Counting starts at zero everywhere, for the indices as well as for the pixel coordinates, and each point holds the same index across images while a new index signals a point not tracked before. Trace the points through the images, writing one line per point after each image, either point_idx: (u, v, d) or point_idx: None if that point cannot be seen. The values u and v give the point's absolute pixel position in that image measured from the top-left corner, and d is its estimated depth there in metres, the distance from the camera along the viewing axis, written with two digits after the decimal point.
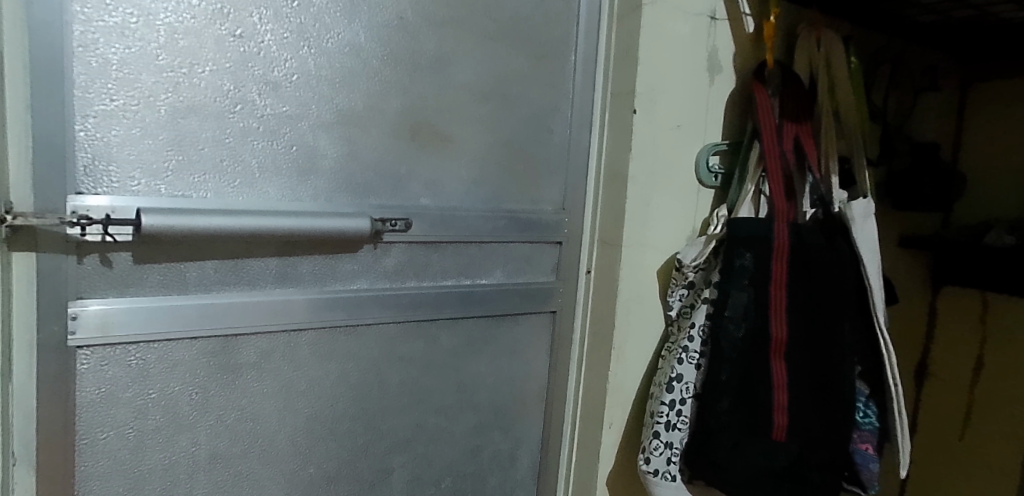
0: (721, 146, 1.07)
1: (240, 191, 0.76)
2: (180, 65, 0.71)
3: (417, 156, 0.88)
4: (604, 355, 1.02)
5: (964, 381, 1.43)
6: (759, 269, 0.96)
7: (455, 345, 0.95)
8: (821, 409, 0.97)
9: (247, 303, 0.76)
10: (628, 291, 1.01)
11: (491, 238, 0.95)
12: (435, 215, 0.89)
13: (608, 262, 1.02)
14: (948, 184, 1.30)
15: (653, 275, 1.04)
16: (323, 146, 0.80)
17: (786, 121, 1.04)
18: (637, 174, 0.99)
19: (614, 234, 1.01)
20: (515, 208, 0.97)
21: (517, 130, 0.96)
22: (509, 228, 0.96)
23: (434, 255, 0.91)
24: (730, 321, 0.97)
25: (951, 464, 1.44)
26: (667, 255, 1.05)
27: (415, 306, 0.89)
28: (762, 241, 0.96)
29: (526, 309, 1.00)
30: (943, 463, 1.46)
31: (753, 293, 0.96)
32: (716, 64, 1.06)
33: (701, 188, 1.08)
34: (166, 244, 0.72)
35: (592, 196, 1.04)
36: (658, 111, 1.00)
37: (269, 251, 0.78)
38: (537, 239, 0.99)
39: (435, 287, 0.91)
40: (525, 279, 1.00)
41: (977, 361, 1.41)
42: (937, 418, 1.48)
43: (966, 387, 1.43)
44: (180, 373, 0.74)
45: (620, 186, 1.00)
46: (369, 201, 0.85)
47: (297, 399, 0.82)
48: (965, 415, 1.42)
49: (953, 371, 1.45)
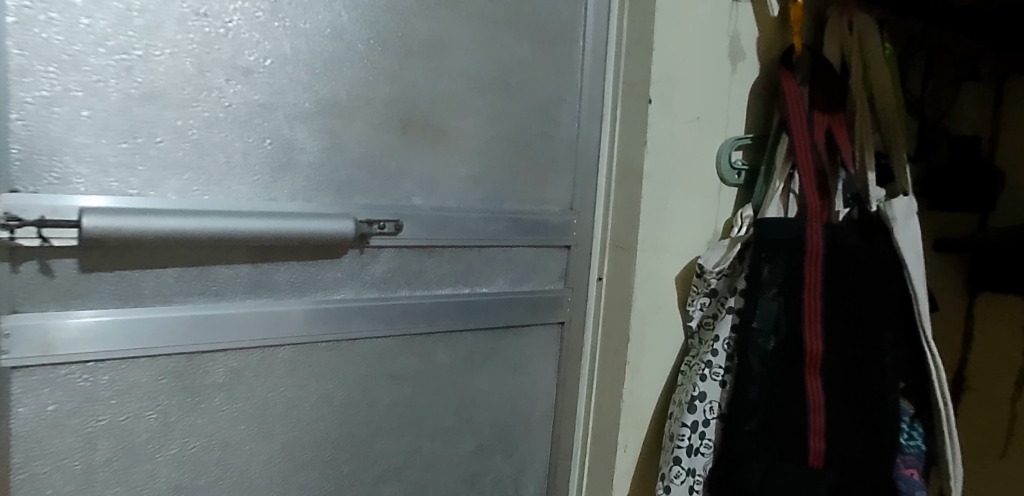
0: (745, 140, 0.97)
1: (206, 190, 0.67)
2: (135, 46, 0.63)
3: (409, 150, 0.79)
4: (618, 371, 0.93)
5: (1005, 395, 1.32)
6: (790, 275, 0.87)
7: (453, 361, 0.85)
8: (862, 432, 0.87)
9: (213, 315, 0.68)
10: (643, 300, 0.92)
11: (492, 242, 0.86)
12: (429, 217, 0.80)
13: (621, 268, 0.92)
14: (993, 181, 1.20)
15: (672, 281, 0.94)
16: (301, 140, 0.72)
17: (816, 111, 0.95)
18: (654, 170, 0.90)
19: (628, 237, 0.91)
20: (518, 208, 0.88)
21: (520, 124, 0.87)
22: (511, 231, 0.87)
23: (429, 262, 0.82)
24: (759, 334, 0.87)
25: (993, 486, 1.33)
26: (686, 260, 0.95)
27: (408, 319, 0.80)
28: (794, 244, 0.87)
29: (531, 320, 0.90)
30: (982, 485, 1.35)
31: (784, 303, 0.87)
32: (738, 51, 0.96)
33: (723, 186, 0.98)
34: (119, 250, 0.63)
35: (604, 195, 0.94)
36: (676, 100, 0.91)
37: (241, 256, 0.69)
38: (542, 243, 0.90)
39: (430, 296, 0.82)
40: (529, 287, 0.90)
41: (1020, 374, 1.30)
42: (975, 435, 1.37)
43: (1008, 402, 1.32)
44: (136, 396, 0.65)
45: (636, 183, 0.90)
46: (354, 202, 0.76)
47: (272, 424, 0.73)
48: (1008, 432, 1.31)
49: (993, 384, 1.34)
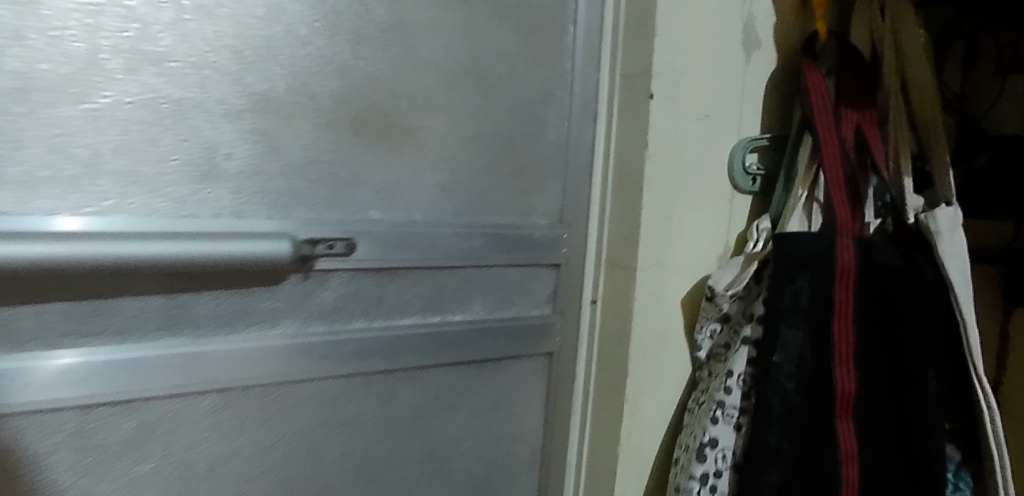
0: (762, 142, 0.84)
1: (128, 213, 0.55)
2: (6, 26, 0.50)
3: (364, 154, 0.66)
4: (615, 410, 0.80)
5: None
6: (817, 300, 0.74)
7: (420, 402, 0.73)
8: (902, 485, 0.74)
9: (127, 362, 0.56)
10: (644, 327, 0.79)
11: (466, 263, 0.73)
12: (389, 233, 0.67)
13: (619, 290, 0.79)
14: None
15: (678, 304, 0.82)
16: (227, 142, 0.59)
17: (844, 108, 0.82)
18: (657, 177, 0.77)
19: (626, 255, 0.78)
20: (498, 222, 0.75)
21: (499, 123, 0.74)
22: (489, 249, 0.74)
23: (389, 286, 0.69)
24: (780, 370, 0.74)
25: None
26: (693, 280, 0.83)
27: (364, 356, 0.68)
28: (821, 263, 0.74)
29: (513, 352, 0.78)
30: None
31: (808, 333, 0.74)
32: (753, 38, 0.83)
33: (737, 194, 0.85)
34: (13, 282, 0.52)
35: (598, 205, 0.81)
36: (682, 95, 0.78)
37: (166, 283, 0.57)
38: (527, 262, 0.77)
39: (393, 328, 0.69)
40: (511, 313, 0.78)
41: None
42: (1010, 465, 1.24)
43: None
44: (14, 462, 0.52)
45: (636, 191, 0.77)
46: (296, 217, 0.63)
47: (194, 487, 0.60)
48: None
49: None
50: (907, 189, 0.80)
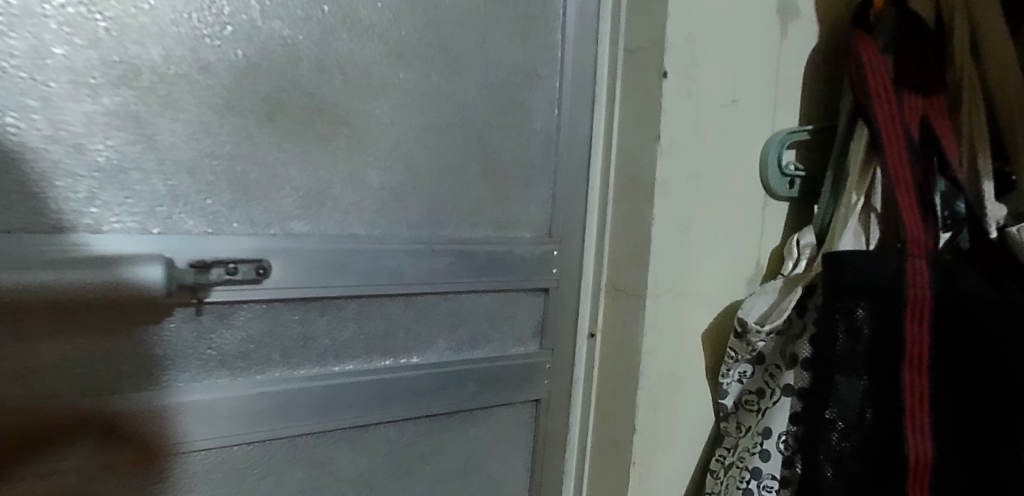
0: (803, 134, 0.67)
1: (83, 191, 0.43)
2: None
3: (281, 147, 0.49)
4: (619, 478, 0.62)
5: None
6: (878, 339, 0.57)
7: (364, 469, 0.56)
8: None
9: (21, 404, 0.43)
10: (655, 372, 0.62)
11: (423, 291, 0.56)
12: (318, 253, 0.50)
13: (624, 324, 0.62)
14: None
15: (699, 341, 0.65)
16: (78, 127, 0.42)
17: (906, 91, 0.64)
18: (671, 179, 0.60)
19: (632, 280, 0.61)
20: (467, 236, 0.58)
21: (467, 109, 0.57)
22: (456, 271, 0.57)
23: (320, 323, 0.53)
24: (834, 432, 0.57)
25: None
26: (717, 310, 0.65)
27: (284, 415, 0.51)
28: (884, 292, 0.57)
29: (487, 402, 0.61)
30: None
31: (872, 384, 0.57)
32: (791, 5, 0.67)
33: (769, 201, 0.68)
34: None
35: (597, 215, 0.64)
36: (703, 75, 0.61)
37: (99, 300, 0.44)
38: (506, 287, 0.61)
39: (324, 378, 0.52)
40: (485, 353, 0.61)
41: None
42: None
43: None
44: None
45: (646, 199, 0.60)
46: (184, 231, 0.46)
47: None
48: None
49: None
50: (987, 197, 0.63)
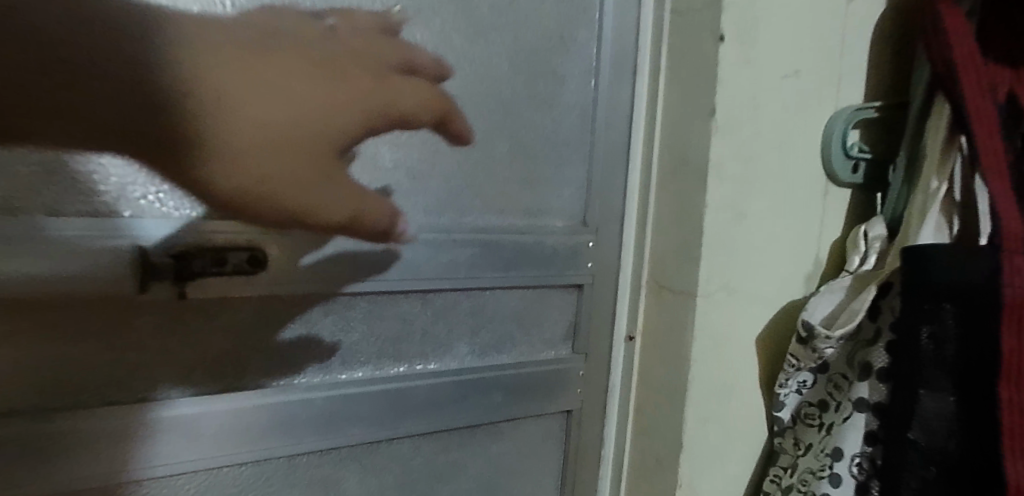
0: (871, 113, 0.59)
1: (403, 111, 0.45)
2: None
3: None
4: None
5: None
6: (968, 348, 0.47)
7: (374, 491, 0.49)
8: None
9: None
10: (706, 381, 0.54)
11: (442, 288, 0.49)
12: (321, 241, 0.43)
13: (669, 326, 0.55)
14: None
15: (753, 346, 0.57)
16: None
17: (993, 64, 0.56)
18: (727, 160, 0.52)
19: (679, 276, 0.54)
20: (493, 224, 0.51)
21: (493, 78, 0.50)
22: (479, 265, 0.50)
23: (324, 324, 0.45)
24: (914, 455, 0.49)
25: None
26: (772, 312, 0.58)
27: (282, 432, 0.43)
28: (973, 291, 0.47)
29: (513, 414, 0.54)
30: None
31: (962, 400, 0.48)
32: None
33: (831, 187, 0.60)
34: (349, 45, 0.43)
35: (636, 203, 0.57)
36: (763, 41, 0.53)
37: (280, 140, 0.38)
38: (536, 283, 0.53)
39: (329, 389, 0.45)
40: (511, 357, 0.54)
41: None
42: None
43: None
44: None
45: (698, 182, 0.52)
46: (161, 213, 0.39)
47: None
48: None
49: None
50: None
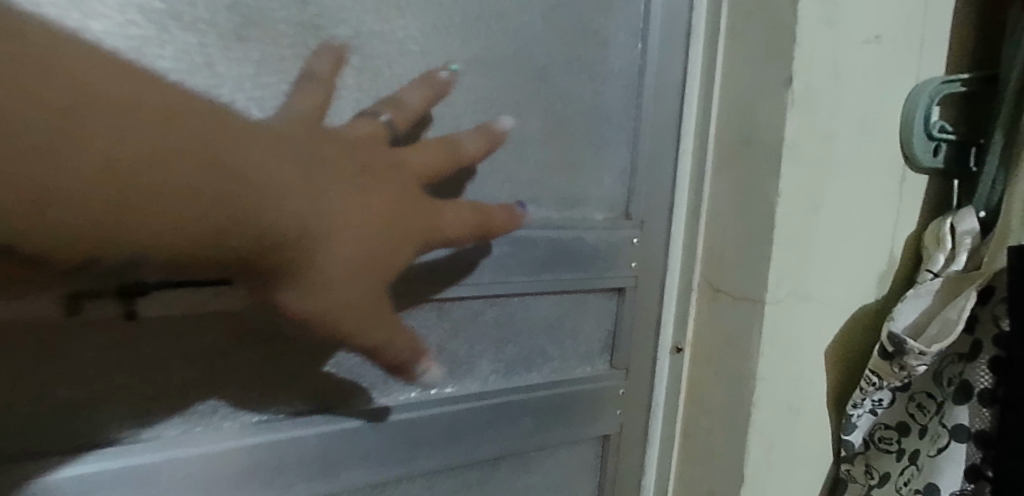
0: (958, 87, 0.51)
1: (460, 227, 0.34)
2: None
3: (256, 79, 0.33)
4: None
5: None
6: None
7: None
8: None
9: None
10: (771, 403, 0.46)
11: (463, 295, 0.40)
12: None
13: (728, 338, 0.46)
14: None
15: (822, 360, 0.49)
16: None
17: None
18: (803, 141, 0.44)
19: (742, 278, 0.45)
20: (523, 217, 0.42)
21: (522, 39, 0.41)
22: (507, 267, 0.41)
23: None
24: None
25: None
26: (842, 320, 0.49)
27: (268, 481, 0.34)
28: None
29: (544, 443, 0.45)
30: None
31: None
32: None
33: (908, 173, 0.52)
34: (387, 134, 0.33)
35: (688, 191, 0.48)
36: None
37: (370, 259, 0.28)
38: (571, 288, 0.45)
39: (327, 424, 0.36)
40: (541, 375, 0.45)
41: None
42: None
43: None
44: None
45: (770, 166, 0.43)
46: None
47: None
48: None
49: None
50: None
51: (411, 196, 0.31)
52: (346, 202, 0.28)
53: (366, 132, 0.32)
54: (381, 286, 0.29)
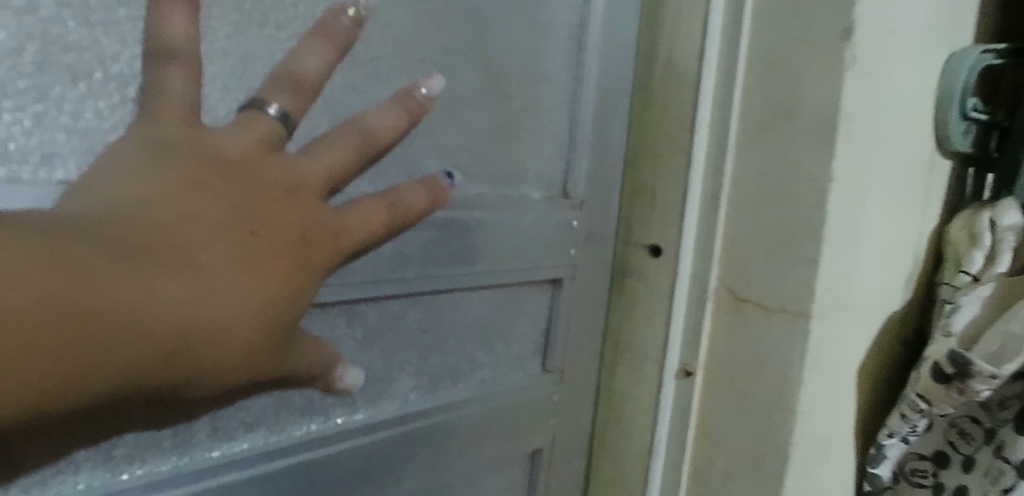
0: (996, 62, 0.42)
1: (370, 239, 0.27)
2: None
3: None
4: None
5: None
6: None
7: None
8: None
9: None
10: (808, 433, 0.38)
11: (382, 295, 0.31)
12: None
13: (761, 357, 0.37)
14: None
15: (854, 384, 0.41)
16: None
17: None
18: (853, 116, 0.35)
19: (774, 286, 0.37)
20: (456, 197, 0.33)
21: None
22: (433, 257, 0.33)
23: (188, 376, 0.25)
24: None
25: None
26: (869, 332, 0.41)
27: None
28: None
29: (470, 467, 0.38)
30: None
31: None
32: None
33: (937, 158, 0.43)
34: (280, 141, 0.24)
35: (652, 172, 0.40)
36: None
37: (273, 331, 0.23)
38: (505, 281, 0.37)
39: (200, 482, 0.26)
40: (470, 389, 0.37)
41: None
42: None
43: None
44: None
45: (819, 145, 0.35)
46: None
47: None
48: None
49: None
50: None
51: (316, 228, 0.24)
52: (234, 286, 0.21)
53: (243, 151, 0.23)
54: (286, 355, 0.24)
